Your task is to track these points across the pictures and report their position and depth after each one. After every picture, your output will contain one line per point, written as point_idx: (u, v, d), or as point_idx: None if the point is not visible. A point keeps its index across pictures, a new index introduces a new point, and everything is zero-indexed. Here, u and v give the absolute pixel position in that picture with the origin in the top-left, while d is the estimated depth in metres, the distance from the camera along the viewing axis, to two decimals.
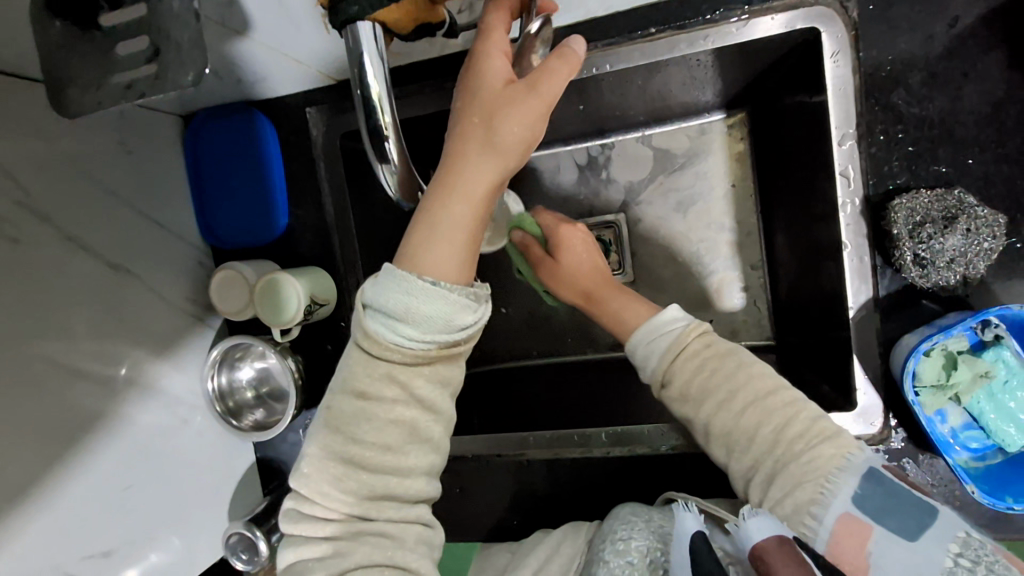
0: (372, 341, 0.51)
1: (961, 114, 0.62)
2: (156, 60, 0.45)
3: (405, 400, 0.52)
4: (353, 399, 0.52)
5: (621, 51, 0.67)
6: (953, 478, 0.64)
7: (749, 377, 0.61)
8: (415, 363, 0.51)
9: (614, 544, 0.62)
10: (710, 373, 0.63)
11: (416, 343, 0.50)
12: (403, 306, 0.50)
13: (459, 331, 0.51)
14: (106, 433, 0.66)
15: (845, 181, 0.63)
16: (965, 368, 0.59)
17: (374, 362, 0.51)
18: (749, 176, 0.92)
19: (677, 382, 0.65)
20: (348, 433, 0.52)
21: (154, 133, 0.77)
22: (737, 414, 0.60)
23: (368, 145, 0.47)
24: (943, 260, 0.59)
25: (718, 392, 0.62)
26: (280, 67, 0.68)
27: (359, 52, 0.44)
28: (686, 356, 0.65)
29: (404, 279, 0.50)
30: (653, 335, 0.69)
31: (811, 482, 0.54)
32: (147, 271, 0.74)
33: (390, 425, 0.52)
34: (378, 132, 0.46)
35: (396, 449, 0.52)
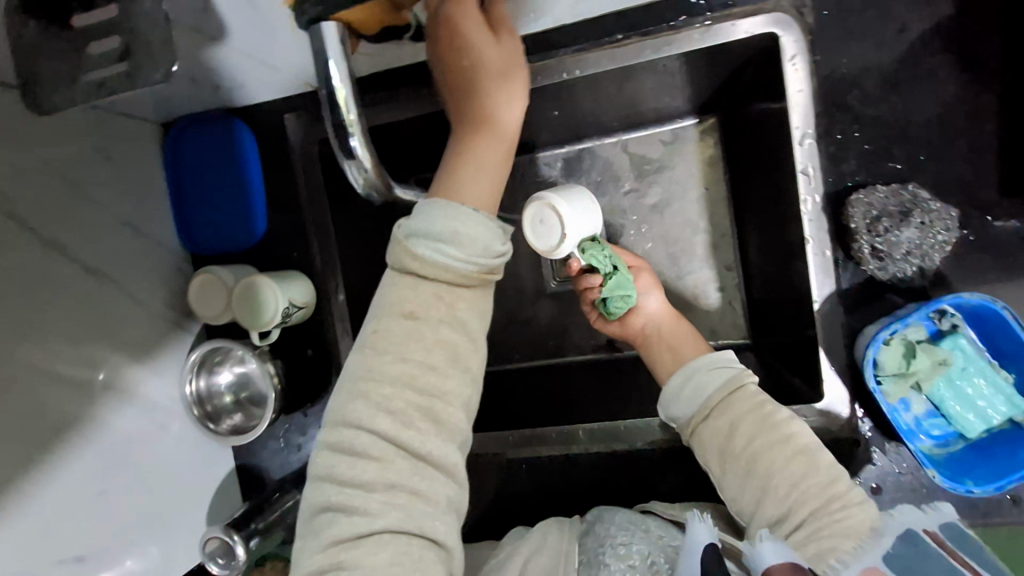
0: (418, 263, 0.55)
1: (915, 113, 0.64)
2: (128, 59, 0.46)
3: (446, 320, 0.55)
4: (401, 320, 0.55)
5: (590, 57, 0.70)
6: (919, 465, 0.66)
7: (802, 430, 0.61)
8: (458, 285, 0.55)
9: (614, 550, 0.62)
10: (768, 414, 0.62)
11: (461, 264, 0.54)
12: (452, 229, 0.54)
13: (496, 259, 0.56)
14: (83, 438, 0.66)
15: (806, 178, 0.65)
16: (924, 356, 0.62)
17: (421, 283, 0.55)
18: (722, 179, 0.94)
19: (727, 417, 0.64)
20: (393, 349, 0.54)
21: (134, 140, 0.78)
22: (788, 460, 0.59)
23: (334, 140, 0.48)
24: (899, 253, 0.61)
25: (773, 435, 0.61)
26: (258, 73, 0.69)
27: (324, 53, 0.45)
28: (743, 395, 0.64)
29: (445, 207, 0.55)
30: (713, 366, 0.68)
31: (842, 531, 0.55)
32: (126, 276, 0.74)
33: (437, 344, 0.55)
34: (343, 127, 0.47)
35: (440, 369, 0.55)
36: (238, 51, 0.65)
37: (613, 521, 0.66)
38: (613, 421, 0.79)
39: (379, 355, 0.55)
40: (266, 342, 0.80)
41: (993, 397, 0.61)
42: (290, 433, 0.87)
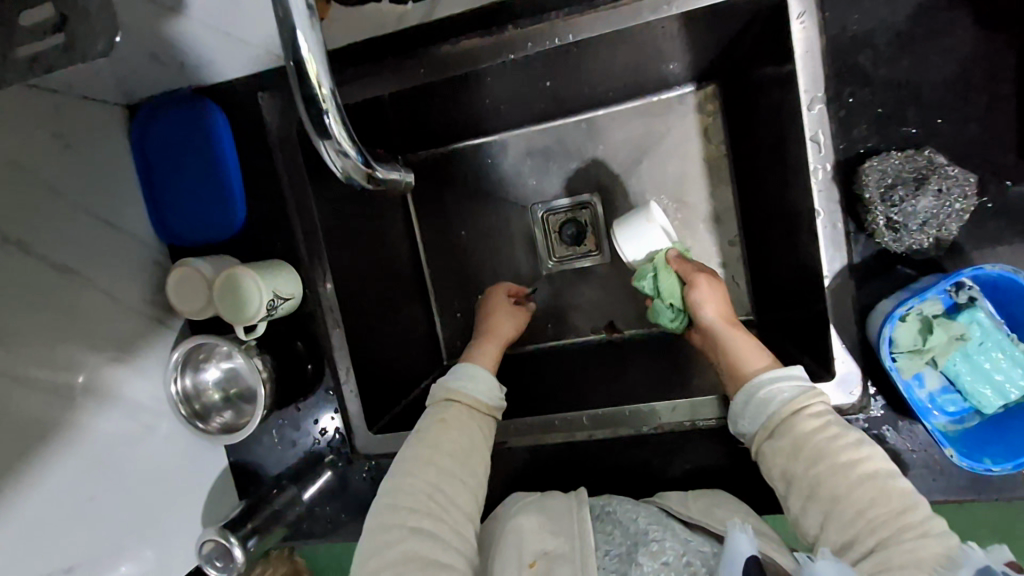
0: (451, 393, 0.73)
1: (931, 71, 0.60)
2: (65, 31, 0.39)
3: (468, 429, 0.69)
4: (436, 421, 0.70)
5: (584, 21, 0.65)
6: (933, 442, 0.64)
7: (874, 455, 0.56)
8: (473, 411, 0.72)
9: (647, 545, 0.58)
10: (836, 437, 0.58)
11: (482, 394, 0.73)
12: (472, 380, 0.75)
13: (498, 399, 0.75)
14: (63, 446, 0.63)
15: (815, 147, 0.61)
16: (941, 332, 0.59)
17: (451, 405, 0.71)
18: (723, 150, 0.90)
19: (789, 437, 0.60)
20: (429, 446, 0.67)
21: (99, 126, 0.73)
22: (852, 485, 0.55)
23: (310, 123, 0.44)
24: (916, 223, 0.58)
25: (840, 458, 0.56)
26: (221, 45, 0.64)
27: (291, 22, 0.41)
28: (808, 416, 0.60)
29: (468, 362, 0.77)
30: (775, 384, 0.64)
31: (918, 560, 0.49)
32: (99, 272, 0.70)
33: (459, 440, 0.68)
34: (317, 106, 0.43)
35: (459, 481, 0.65)
36: (200, 21, 0.59)
37: (641, 516, 0.64)
38: (617, 407, 0.75)
39: (418, 447, 0.68)
40: (254, 337, 0.76)
41: (1012, 370, 0.59)
42: (285, 429, 0.85)
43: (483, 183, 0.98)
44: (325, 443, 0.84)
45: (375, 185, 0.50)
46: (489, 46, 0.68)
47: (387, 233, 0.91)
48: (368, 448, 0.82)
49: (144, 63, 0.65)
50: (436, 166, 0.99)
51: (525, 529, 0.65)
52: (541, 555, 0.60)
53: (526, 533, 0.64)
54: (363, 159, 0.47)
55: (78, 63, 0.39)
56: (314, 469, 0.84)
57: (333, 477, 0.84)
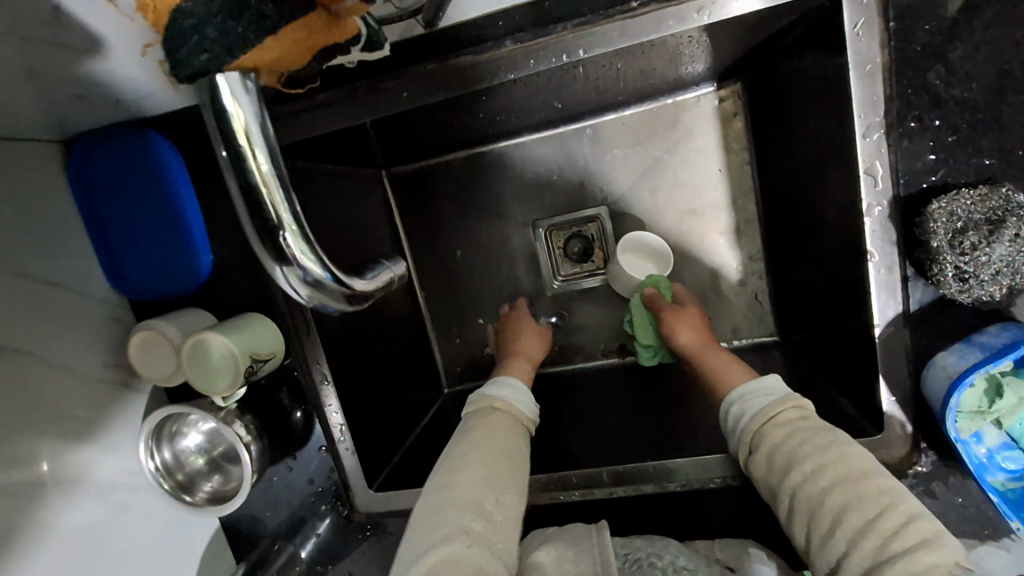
0: (494, 402, 0.66)
1: (1012, 92, 0.50)
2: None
3: (509, 435, 0.61)
4: (483, 423, 0.63)
5: (596, 33, 0.54)
6: (987, 500, 0.58)
7: (842, 454, 0.49)
8: (515, 421, 0.65)
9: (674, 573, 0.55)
10: (805, 441, 0.51)
11: (523, 406, 0.67)
12: (514, 391, 0.68)
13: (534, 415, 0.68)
14: (24, 548, 0.56)
15: (871, 180, 0.53)
16: (1011, 395, 0.52)
17: (493, 411, 0.65)
18: (745, 156, 0.81)
19: (766, 450, 0.54)
20: (472, 448, 0.58)
21: (33, 170, 0.62)
22: (824, 491, 0.47)
23: (257, 242, 0.35)
24: (988, 272, 0.50)
25: (805, 464, 0.50)
26: (163, 80, 0.53)
27: (214, 75, 0.34)
28: (779, 424, 0.54)
29: (504, 378, 0.72)
30: (745, 400, 0.59)
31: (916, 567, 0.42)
32: (48, 343, 0.61)
33: (502, 444, 0.60)
34: (268, 222, 0.35)
35: (505, 485, 0.56)
36: (134, 60, 0.49)
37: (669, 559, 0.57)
38: (640, 462, 0.67)
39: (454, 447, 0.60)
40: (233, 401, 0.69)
41: None
42: (277, 485, 0.78)
43: (478, 196, 0.88)
44: (319, 496, 0.78)
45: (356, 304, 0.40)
46: (481, 67, 0.57)
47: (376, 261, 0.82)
48: (370, 506, 0.74)
49: (74, 103, 0.55)
50: (425, 178, 0.89)
51: (545, 567, 0.57)
52: None
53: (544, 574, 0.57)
54: (331, 277, 0.37)
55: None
56: (309, 523, 0.78)
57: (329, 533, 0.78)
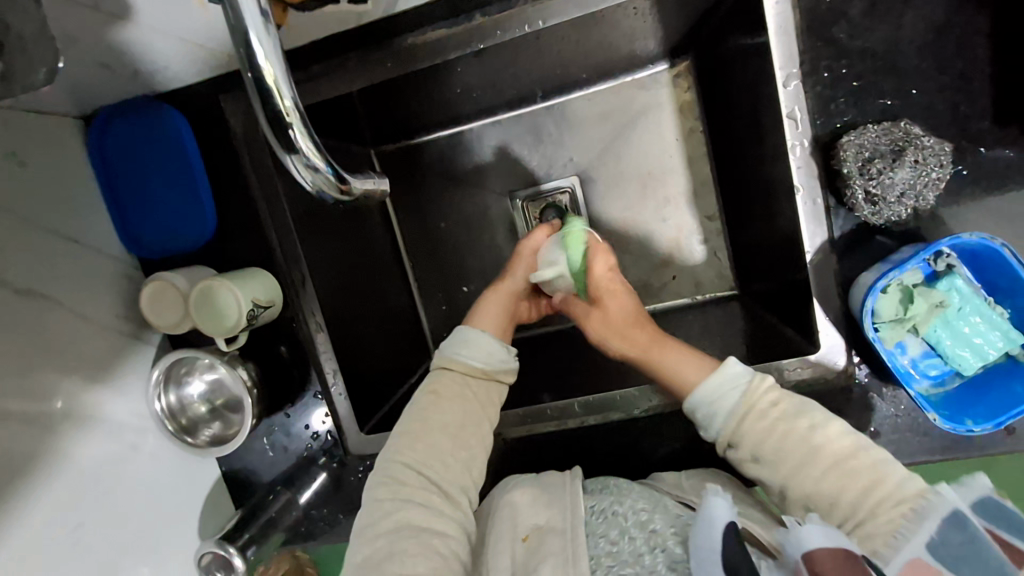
0: (446, 363, 0.73)
1: (907, 40, 0.60)
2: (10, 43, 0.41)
3: (459, 396, 0.70)
4: (427, 394, 0.71)
5: (552, 5, 0.63)
6: (915, 406, 0.65)
7: (830, 439, 0.58)
8: (469, 378, 0.72)
9: (636, 514, 0.60)
10: (788, 434, 0.59)
11: (478, 361, 0.73)
12: (474, 347, 0.74)
13: (498, 364, 0.74)
14: (48, 472, 0.61)
15: (793, 123, 0.61)
16: (921, 301, 0.60)
17: (445, 374, 0.72)
18: (698, 125, 0.89)
19: (749, 445, 0.61)
20: (423, 418, 0.68)
21: (52, 140, 0.69)
22: (819, 477, 0.57)
23: (272, 135, 0.42)
24: (894, 194, 0.59)
25: (791, 455, 0.58)
26: (174, 53, 0.61)
27: (243, 29, 0.40)
28: (754, 419, 0.61)
29: (466, 330, 0.76)
30: (713, 398, 0.63)
31: (888, 520, 0.52)
32: (67, 292, 0.68)
33: (453, 413, 0.68)
34: (280, 117, 0.41)
35: (449, 454, 0.66)
36: (150, 28, 0.57)
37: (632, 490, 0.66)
38: (606, 392, 0.75)
39: (402, 424, 0.70)
40: (235, 347, 0.75)
41: (989, 333, 0.61)
42: (275, 434, 0.84)
43: (460, 170, 0.96)
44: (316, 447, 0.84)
45: (351, 197, 0.46)
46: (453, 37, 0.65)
47: (365, 228, 0.89)
48: (362, 448, 0.80)
49: (96, 70, 0.62)
50: (409, 156, 0.96)
51: (519, 504, 0.68)
52: (534, 529, 0.64)
53: (520, 508, 0.67)
54: (333, 172, 0.44)
55: (21, 91, 0.41)
56: (306, 472, 0.83)
57: (326, 480, 0.84)
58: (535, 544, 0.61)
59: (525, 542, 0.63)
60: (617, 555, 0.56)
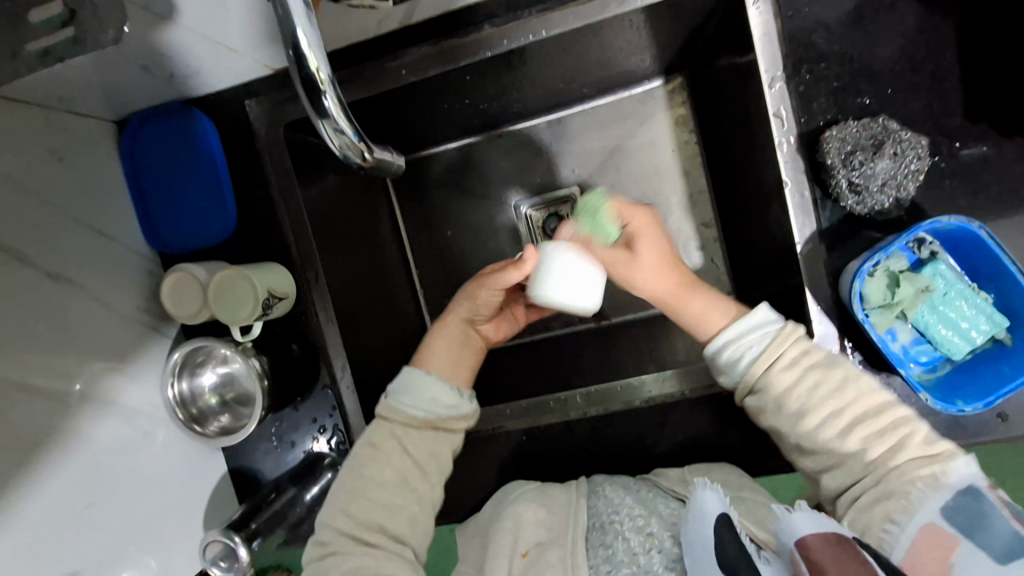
0: (384, 413, 0.72)
1: (879, 46, 0.66)
2: (72, 24, 0.46)
3: (399, 451, 0.69)
4: (366, 448, 0.70)
5: (555, 17, 0.70)
6: (910, 392, 0.67)
7: (860, 393, 0.62)
8: (411, 430, 0.70)
9: (632, 520, 0.63)
10: (811, 387, 0.62)
11: (415, 410, 0.71)
12: (418, 396, 0.72)
13: (443, 410, 0.72)
14: (65, 451, 0.63)
15: (779, 122, 0.66)
16: (907, 285, 0.64)
17: (384, 424, 0.71)
18: (693, 138, 0.94)
19: (772, 389, 0.63)
20: (361, 477, 0.68)
21: (88, 139, 0.74)
22: (845, 430, 0.60)
23: (308, 103, 0.48)
24: (876, 184, 0.65)
25: (823, 408, 0.61)
26: (212, 54, 0.68)
27: (290, 18, 0.44)
28: (780, 370, 0.63)
29: (414, 370, 0.74)
30: (736, 343, 0.66)
31: (908, 481, 0.57)
32: (94, 280, 0.71)
33: (393, 468, 0.68)
34: (317, 89, 0.46)
35: (410, 500, 0.68)
36: (191, 31, 0.63)
37: (629, 495, 0.67)
38: (609, 385, 0.82)
39: (349, 472, 0.69)
40: (249, 338, 0.78)
41: (975, 317, 0.63)
42: (283, 431, 0.85)
43: (466, 180, 1.00)
44: (323, 444, 0.85)
45: (366, 161, 0.55)
46: (466, 43, 0.72)
47: (377, 235, 0.93)
48: None
49: (137, 71, 0.68)
50: (418, 167, 1.00)
51: (524, 517, 0.68)
52: (534, 545, 0.64)
53: (523, 521, 0.67)
54: (357, 138, 0.52)
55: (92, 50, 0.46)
56: (312, 470, 0.84)
57: (333, 477, 0.84)
58: (535, 558, 0.62)
59: (524, 558, 0.63)
60: (612, 559, 0.59)
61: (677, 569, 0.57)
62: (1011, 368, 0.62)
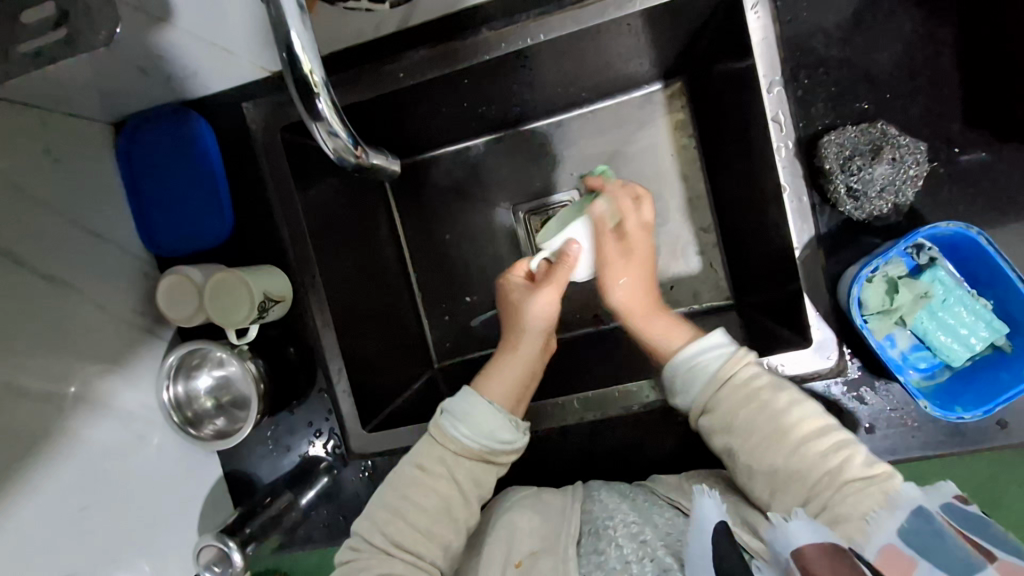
0: (440, 435, 0.69)
1: (878, 51, 0.66)
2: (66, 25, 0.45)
3: (446, 477, 0.67)
4: (413, 469, 0.69)
5: (553, 20, 0.70)
6: (908, 399, 0.66)
7: (805, 416, 0.62)
8: (462, 459, 0.68)
9: (626, 527, 0.62)
10: (758, 408, 0.63)
11: (471, 440, 0.68)
12: (478, 424, 0.69)
13: (499, 444, 0.69)
14: (59, 454, 0.62)
15: (777, 126, 0.66)
16: (905, 291, 0.64)
17: (435, 446, 0.69)
18: (692, 142, 0.94)
19: (721, 410, 0.64)
20: (404, 497, 0.67)
21: (85, 140, 0.74)
22: (792, 451, 0.60)
23: (301, 105, 0.47)
24: (874, 189, 0.64)
25: (771, 427, 0.62)
26: (210, 56, 0.68)
27: (284, 21, 0.43)
28: (735, 383, 0.64)
29: (475, 398, 0.71)
30: (694, 357, 0.67)
31: (860, 502, 0.56)
32: (89, 282, 0.71)
33: (432, 495, 0.67)
34: (310, 91, 0.46)
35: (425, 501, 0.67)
36: (189, 32, 0.63)
37: (623, 503, 0.67)
38: (605, 390, 0.78)
39: (392, 489, 0.69)
40: (245, 342, 0.77)
41: (975, 323, 0.63)
42: (279, 435, 0.85)
43: (465, 184, 1.00)
44: (318, 449, 0.84)
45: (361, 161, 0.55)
46: (465, 46, 0.72)
47: (374, 238, 0.92)
48: (363, 447, 0.81)
49: (134, 74, 0.68)
50: (417, 171, 1.00)
51: (519, 526, 0.67)
52: (528, 554, 0.63)
53: (518, 530, 0.66)
54: (351, 141, 0.52)
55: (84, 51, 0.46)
56: (308, 475, 0.83)
57: (329, 482, 0.84)
58: (529, 567, 0.61)
59: (519, 567, 0.62)
60: (605, 565, 0.58)
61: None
62: (1010, 375, 0.61)
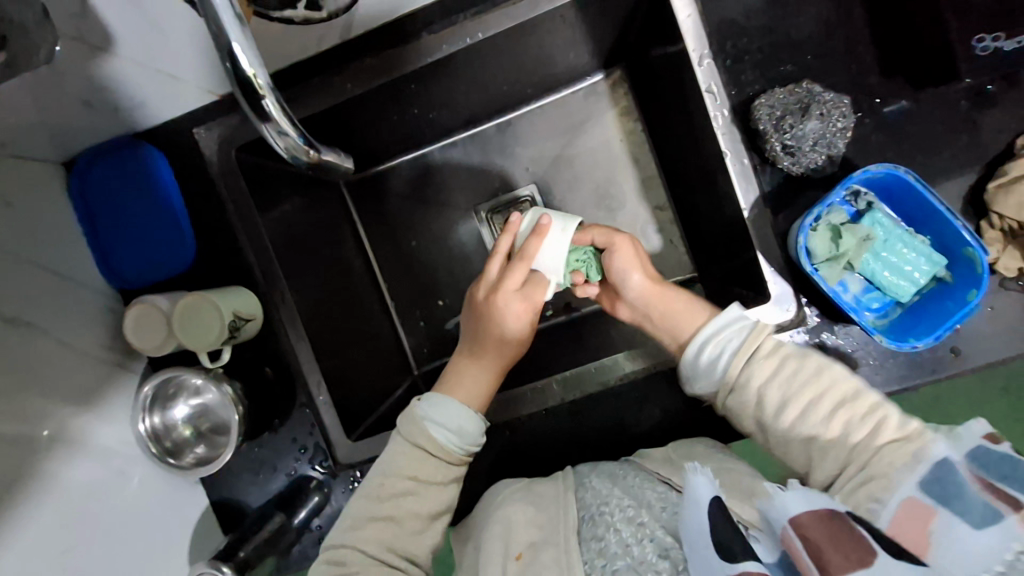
0: (430, 445, 0.68)
1: (794, 18, 0.70)
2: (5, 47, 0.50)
3: (438, 484, 0.68)
4: (405, 480, 0.67)
5: (489, 18, 0.73)
6: (867, 338, 0.70)
7: (835, 380, 0.62)
8: (450, 468, 0.69)
9: (622, 511, 0.62)
10: (792, 376, 0.63)
11: (463, 448, 0.69)
12: (467, 432, 0.69)
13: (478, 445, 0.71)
14: (36, 498, 0.61)
15: (712, 96, 0.69)
16: (849, 236, 0.67)
17: (429, 459, 0.68)
18: (638, 126, 0.98)
19: (751, 387, 0.64)
20: (388, 503, 0.66)
21: (35, 180, 0.74)
22: (826, 416, 0.61)
23: (247, 105, 0.49)
24: (807, 144, 0.68)
25: (801, 397, 0.62)
26: (155, 83, 0.69)
27: (224, 33, 0.45)
28: (760, 359, 0.64)
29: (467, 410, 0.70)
30: (717, 338, 0.67)
31: (891, 465, 0.56)
32: (54, 320, 0.69)
33: (427, 501, 0.68)
34: (255, 93, 0.47)
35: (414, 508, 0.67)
36: (132, 60, 0.64)
37: (615, 487, 0.67)
38: (583, 366, 0.79)
39: (377, 502, 0.67)
40: (219, 365, 0.77)
41: (915, 259, 0.68)
42: (264, 457, 0.84)
43: (425, 190, 1.02)
44: (306, 466, 0.84)
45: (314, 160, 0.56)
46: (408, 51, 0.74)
47: (340, 252, 0.93)
48: (351, 457, 0.81)
49: (80, 107, 0.68)
50: (375, 184, 1.01)
51: (514, 519, 0.67)
52: (527, 546, 0.64)
53: (514, 523, 0.66)
54: (303, 139, 0.54)
55: (25, 71, 0.52)
56: (297, 495, 0.82)
57: (319, 498, 0.83)
58: (529, 560, 0.62)
59: (519, 560, 0.63)
60: (606, 551, 0.58)
61: (673, 556, 0.56)
62: (954, 302, 0.65)
